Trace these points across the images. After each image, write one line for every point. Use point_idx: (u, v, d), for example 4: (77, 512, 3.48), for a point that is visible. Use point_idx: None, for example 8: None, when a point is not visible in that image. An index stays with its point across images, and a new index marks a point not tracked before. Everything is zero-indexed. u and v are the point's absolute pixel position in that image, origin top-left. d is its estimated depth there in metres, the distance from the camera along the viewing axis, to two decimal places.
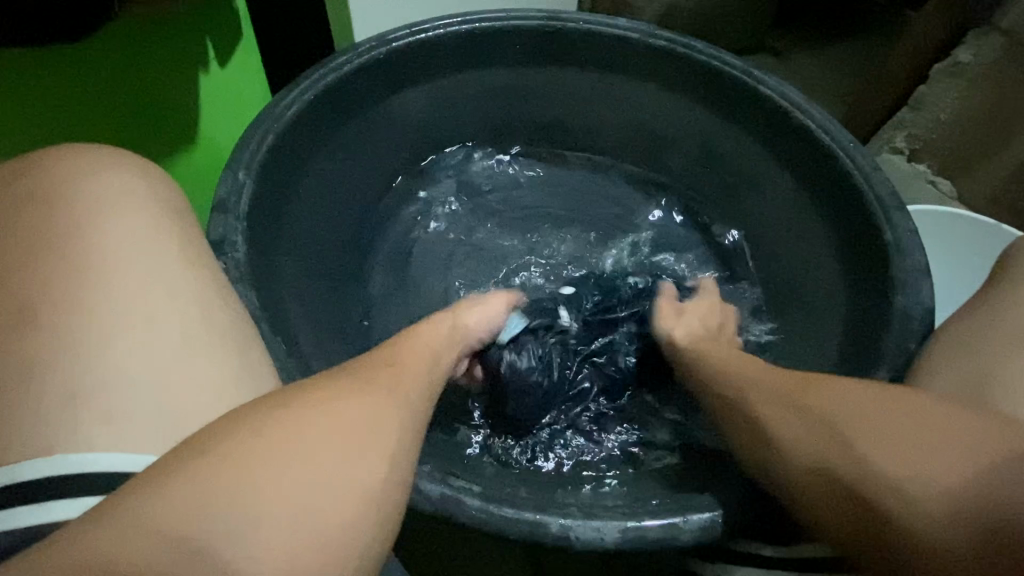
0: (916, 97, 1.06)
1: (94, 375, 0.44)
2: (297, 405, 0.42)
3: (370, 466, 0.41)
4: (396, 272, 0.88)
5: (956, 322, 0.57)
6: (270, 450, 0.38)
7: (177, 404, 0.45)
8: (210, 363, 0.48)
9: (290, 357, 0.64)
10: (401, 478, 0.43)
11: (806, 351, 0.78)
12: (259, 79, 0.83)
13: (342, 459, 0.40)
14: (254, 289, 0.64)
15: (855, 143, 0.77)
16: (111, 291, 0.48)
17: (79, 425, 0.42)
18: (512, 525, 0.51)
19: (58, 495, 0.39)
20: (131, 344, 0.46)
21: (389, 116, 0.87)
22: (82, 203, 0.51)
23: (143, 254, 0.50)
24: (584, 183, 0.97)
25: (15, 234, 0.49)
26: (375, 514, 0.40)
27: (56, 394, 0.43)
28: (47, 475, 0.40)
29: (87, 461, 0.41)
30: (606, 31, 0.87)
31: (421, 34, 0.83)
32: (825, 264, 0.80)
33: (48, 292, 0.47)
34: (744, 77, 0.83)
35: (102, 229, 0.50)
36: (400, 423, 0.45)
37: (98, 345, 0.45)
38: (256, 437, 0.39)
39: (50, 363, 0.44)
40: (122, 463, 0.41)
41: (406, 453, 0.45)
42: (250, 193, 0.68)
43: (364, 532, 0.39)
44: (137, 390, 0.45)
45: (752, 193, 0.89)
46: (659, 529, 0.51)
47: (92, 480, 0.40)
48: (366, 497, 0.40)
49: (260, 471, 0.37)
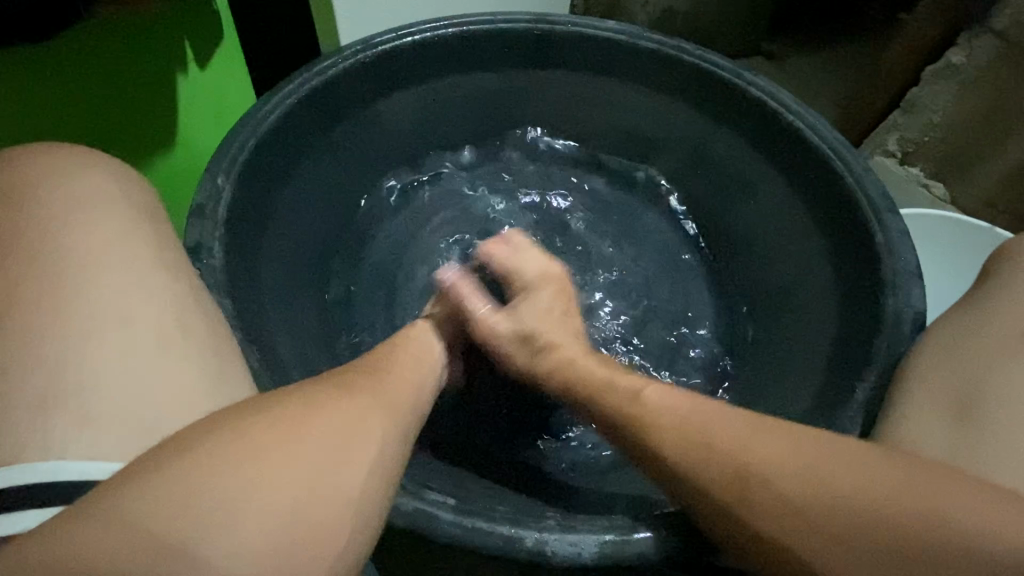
0: (908, 98, 1.05)
1: (61, 381, 0.43)
2: (277, 412, 0.41)
3: (355, 475, 0.40)
4: (382, 273, 0.87)
5: (944, 329, 0.56)
6: (244, 455, 0.37)
7: (148, 411, 0.44)
8: (184, 369, 0.47)
9: (267, 365, 0.63)
10: (381, 491, 0.42)
11: (793, 359, 0.76)
12: (241, 86, 0.80)
13: (319, 468, 0.39)
14: (230, 295, 0.63)
15: (847, 145, 0.76)
16: (84, 296, 0.46)
17: (46, 433, 0.42)
18: (489, 539, 0.50)
19: (22, 505, 0.39)
20: (102, 350, 0.45)
21: (376, 121, 0.86)
22: (55, 206, 0.50)
23: (117, 259, 0.49)
24: (570, 182, 0.96)
25: None
26: (352, 526, 0.39)
27: (25, 401, 0.42)
28: (12, 485, 0.39)
29: (53, 468, 0.40)
30: (595, 33, 0.86)
31: (408, 37, 0.82)
32: (815, 267, 0.78)
33: (19, 298, 0.45)
34: (734, 78, 0.82)
35: (75, 234, 0.49)
36: (386, 432, 0.44)
37: (67, 351, 0.44)
38: (231, 441, 0.38)
39: (19, 371, 0.43)
40: (88, 471, 0.40)
41: (396, 464, 0.44)
42: (230, 198, 0.67)
43: (338, 544, 0.38)
44: (109, 397, 0.44)
45: (741, 197, 0.88)
46: (640, 543, 0.50)
47: (58, 490, 0.39)
48: (343, 508, 0.39)
49: (234, 475, 0.36)
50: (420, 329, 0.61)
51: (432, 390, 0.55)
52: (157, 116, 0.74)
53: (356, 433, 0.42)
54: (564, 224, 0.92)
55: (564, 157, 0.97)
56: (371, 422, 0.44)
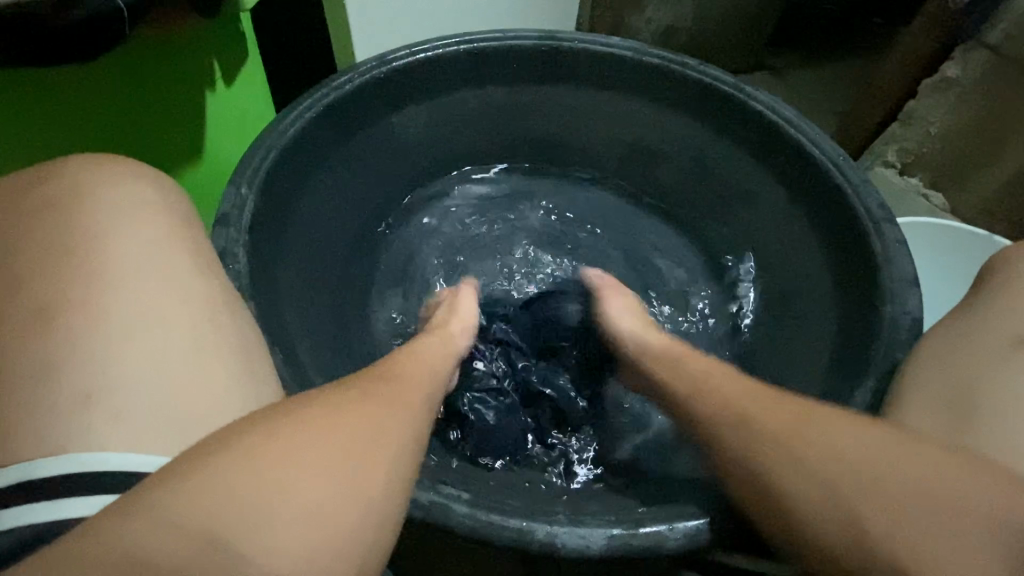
0: (906, 111, 1.06)
1: (100, 381, 0.45)
2: (301, 414, 0.43)
3: (373, 478, 0.42)
4: (397, 277, 0.91)
5: (941, 333, 0.59)
6: (274, 456, 0.39)
7: (178, 409, 0.46)
8: (212, 368, 0.49)
9: (289, 368, 0.65)
10: (399, 485, 0.44)
11: (793, 363, 0.79)
12: (263, 100, 0.86)
13: (346, 470, 0.41)
14: (254, 300, 0.66)
15: (846, 157, 0.78)
16: (122, 301, 0.49)
17: (87, 425, 0.43)
18: (502, 531, 0.52)
19: (71, 492, 0.40)
20: (139, 350, 0.47)
21: (389, 135, 0.90)
22: (95, 212, 0.53)
23: (152, 262, 0.52)
24: (573, 192, 0.99)
25: (30, 245, 0.51)
26: (371, 524, 0.41)
27: (67, 398, 0.44)
28: (58, 473, 0.41)
29: (96, 458, 0.42)
30: (601, 49, 0.89)
31: (420, 54, 0.86)
32: (815, 274, 0.81)
33: (60, 299, 0.48)
34: (735, 93, 0.85)
35: (113, 239, 0.52)
36: (401, 435, 0.47)
37: (105, 352, 0.46)
38: (260, 449, 0.39)
39: (63, 369, 0.45)
40: (128, 461, 0.42)
41: (409, 469, 0.46)
42: (253, 207, 0.71)
43: (363, 532, 0.40)
44: (146, 396, 0.46)
45: (743, 207, 0.90)
46: (645, 535, 0.52)
47: (102, 477, 0.41)
48: (367, 501, 0.41)
49: (269, 480, 0.38)
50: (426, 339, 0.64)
51: (441, 391, 0.57)
52: (184, 130, 0.77)
53: (373, 436, 0.44)
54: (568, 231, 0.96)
55: (567, 169, 1.00)
56: (387, 427, 0.46)
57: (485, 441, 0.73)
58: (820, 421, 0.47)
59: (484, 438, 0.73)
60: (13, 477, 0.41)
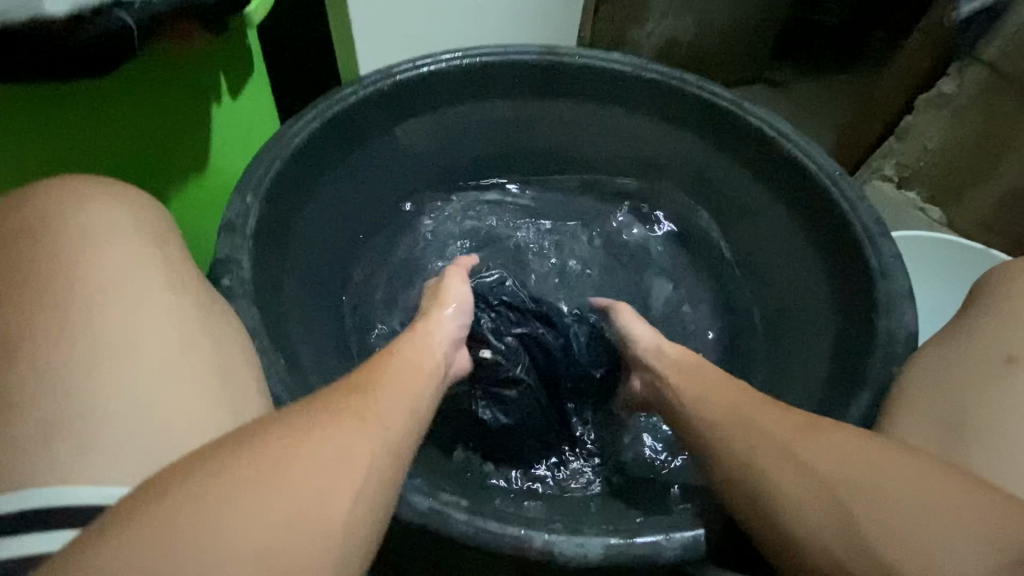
0: (902, 126, 1.08)
1: (91, 405, 0.46)
2: (268, 438, 0.43)
3: (340, 501, 0.41)
4: (399, 282, 0.92)
5: (939, 348, 0.59)
6: (231, 486, 0.39)
7: (155, 433, 0.47)
8: (199, 390, 0.50)
9: (291, 374, 0.66)
10: (383, 494, 0.45)
11: (790, 373, 0.79)
12: (267, 113, 0.89)
13: (317, 483, 0.41)
14: (257, 307, 0.67)
15: (842, 172, 0.79)
16: (120, 325, 0.50)
17: (56, 456, 0.44)
18: (500, 538, 0.53)
19: (31, 528, 0.41)
20: (126, 376, 0.48)
21: (393, 146, 0.91)
22: (92, 236, 0.54)
23: (141, 284, 0.53)
24: (577, 203, 1.00)
25: (24, 267, 0.52)
26: (341, 546, 0.40)
27: (36, 426, 0.45)
28: (21, 508, 0.42)
29: (63, 491, 0.42)
30: (600, 64, 0.90)
31: (423, 68, 0.87)
32: (810, 288, 0.82)
33: (49, 327, 0.49)
34: (733, 107, 0.86)
35: (104, 263, 0.53)
36: (378, 450, 0.46)
37: (82, 380, 0.47)
38: (245, 464, 0.40)
39: (45, 399, 0.46)
40: (93, 495, 0.42)
41: (386, 486, 0.45)
42: (257, 215, 0.72)
43: (329, 559, 0.39)
44: (122, 423, 0.46)
45: (742, 220, 0.91)
46: (642, 546, 0.52)
47: (68, 512, 0.41)
48: (350, 510, 0.41)
49: (252, 493, 0.39)
50: (429, 339, 0.64)
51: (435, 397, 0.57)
52: (188, 147, 0.79)
53: (361, 446, 0.45)
54: (561, 234, 0.97)
55: (571, 180, 1.01)
56: (362, 441, 0.45)
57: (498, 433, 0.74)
58: (817, 453, 0.47)
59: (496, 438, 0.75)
60: None
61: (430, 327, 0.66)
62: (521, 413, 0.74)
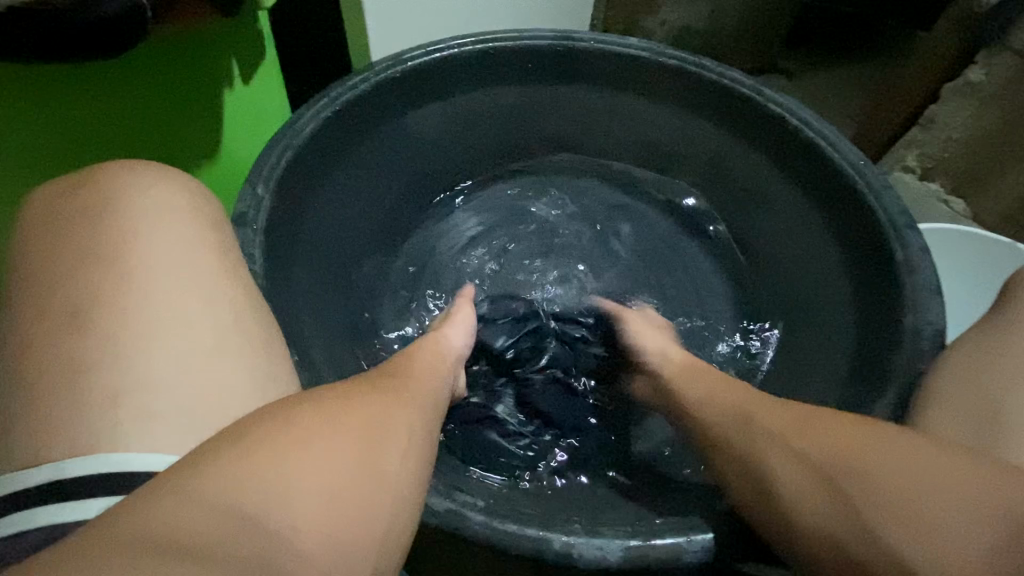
0: (926, 115, 1.05)
1: (125, 379, 0.44)
2: (306, 403, 0.42)
3: (392, 457, 0.41)
4: (411, 275, 0.90)
5: (969, 343, 0.57)
6: (289, 437, 0.38)
7: (172, 412, 0.44)
8: (218, 370, 0.47)
9: (303, 368, 0.65)
10: (416, 468, 0.43)
11: (809, 372, 0.78)
12: (278, 96, 0.86)
13: (368, 435, 0.41)
14: (271, 301, 0.66)
15: (867, 162, 0.77)
16: (133, 300, 0.47)
17: (77, 432, 0.41)
18: (518, 540, 0.52)
19: (66, 496, 0.39)
20: (142, 353, 0.45)
21: (404, 135, 0.89)
22: (98, 207, 0.51)
23: (154, 253, 0.50)
24: (594, 194, 0.98)
25: (33, 252, 0.50)
26: (396, 494, 0.40)
27: (54, 405, 0.42)
28: (53, 478, 0.39)
29: (118, 460, 0.40)
30: (618, 49, 0.88)
31: (436, 53, 0.85)
32: (833, 283, 0.80)
33: (60, 304, 0.46)
34: (754, 95, 0.84)
35: (112, 230, 0.50)
36: (413, 424, 0.46)
37: (99, 357, 0.44)
38: (276, 433, 0.38)
39: (60, 377, 0.43)
40: (128, 461, 0.40)
41: (422, 452, 0.45)
42: (269, 207, 0.70)
43: (386, 508, 0.39)
44: (140, 400, 0.43)
45: (761, 210, 0.89)
46: (663, 549, 0.51)
47: (121, 479, 0.40)
48: (401, 464, 0.42)
49: (289, 457, 0.37)
50: (431, 342, 0.62)
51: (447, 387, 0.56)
52: (199, 127, 0.77)
53: (384, 425, 0.43)
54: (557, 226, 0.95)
55: (586, 168, 0.99)
56: (398, 412, 0.45)
57: (493, 451, 0.72)
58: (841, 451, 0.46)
59: (487, 455, 0.71)
60: (30, 478, 0.40)
61: (439, 337, 0.64)
62: (511, 434, 0.74)
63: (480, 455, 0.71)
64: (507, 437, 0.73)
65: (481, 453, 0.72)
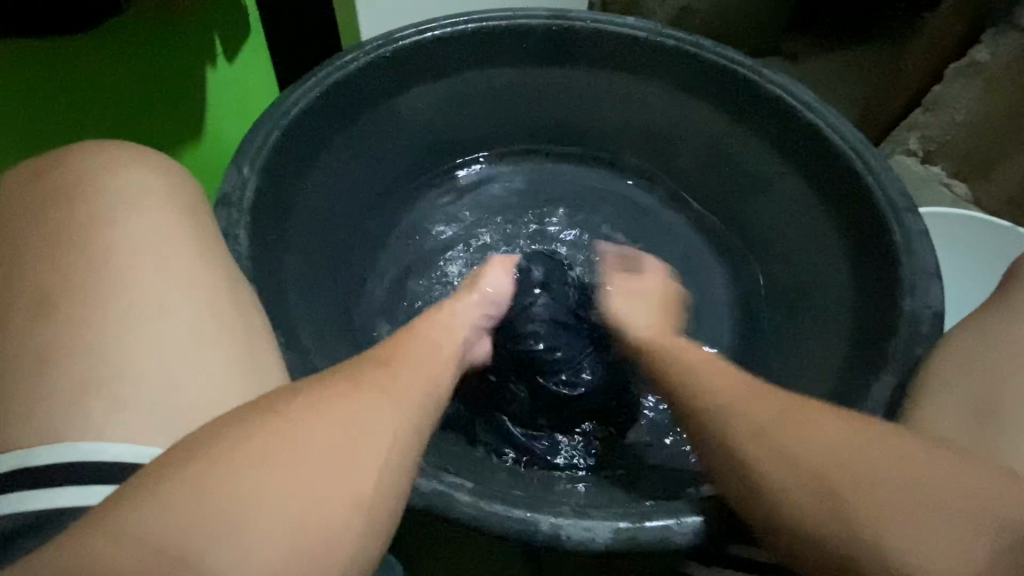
0: (931, 97, 1.05)
1: (101, 366, 0.43)
2: (291, 405, 0.40)
3: (367, 472, 0.39)
4: (402, 258, 0.89)
5: (968, 329, 0.56)
6: (261, 448, 0.37)
7: (149, 398, 0.43)
8: (193, 357, 0.46)
9: (291, 352, 0.64)
10: (400, 472, 0.41)
11: (807, 357, 0.77)
12: (265, 79, 0.85)
13: (342, 447, 0.39)
14: (256, 282, 0.65)
15: (868, 144, 0.75)
16: (109, 283, 0.46)
17: (52, 419, 0.41)
18: (506, 522, 0.51)
19: (41, 484, 0.38)
20: (116, 337, 0.45)
21: (396, 116, 0.87)
22: (74, 186, 0.50)
23: (132, 233, 0.49)
24: (588, 181, 0.97)
25: (7, 231, 0.49)
26: (363, 522, 0.38)
27: (25, 390, 0.42)
28: (27, 464, 0.39)
29: (94, 448, 0.40)
30: (614, 29, 0.86)
31: (428, 32, 0.83)
32: (831, 266, 0.78)
33: (36, 284, 0.46)
34: (753, 74, 0.82)
35: (88, 211, 0.49)
36: (402, 422, 0.43)
37: (72, 340, 0.44)
38: (258, 438, 0.38)
39: (31, 362, 0.43)
40: (103, 452, 0.40)
41: (413, 457, 0.43)
42: (255, 188, 0.69)
43: (351, 531, 0.37)
44: (116, 386, 0.43)
45: (759, 194, 0.87)
46: (653, 530, 0.51)
47: (97, 468, 0.39)
48: (376, 481, 0.39)
49: (260, 467, 0.36)
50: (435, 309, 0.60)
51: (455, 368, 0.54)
52: (183, 109, 0.76)
53: (366, 411, 0.42)
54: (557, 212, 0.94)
55: (584, 154, 0.98)
56: (385, 414, 0.43)
57: (504, 436, 0.72)
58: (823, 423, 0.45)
59: (497, 438, 0.72)
60: (5, 465, 0.39)
61: (457, 309, 0.62)
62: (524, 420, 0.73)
63: (488, 435, 0.72)
64: (519, 421, 0.73)
65: (492, 434, 0.73)
